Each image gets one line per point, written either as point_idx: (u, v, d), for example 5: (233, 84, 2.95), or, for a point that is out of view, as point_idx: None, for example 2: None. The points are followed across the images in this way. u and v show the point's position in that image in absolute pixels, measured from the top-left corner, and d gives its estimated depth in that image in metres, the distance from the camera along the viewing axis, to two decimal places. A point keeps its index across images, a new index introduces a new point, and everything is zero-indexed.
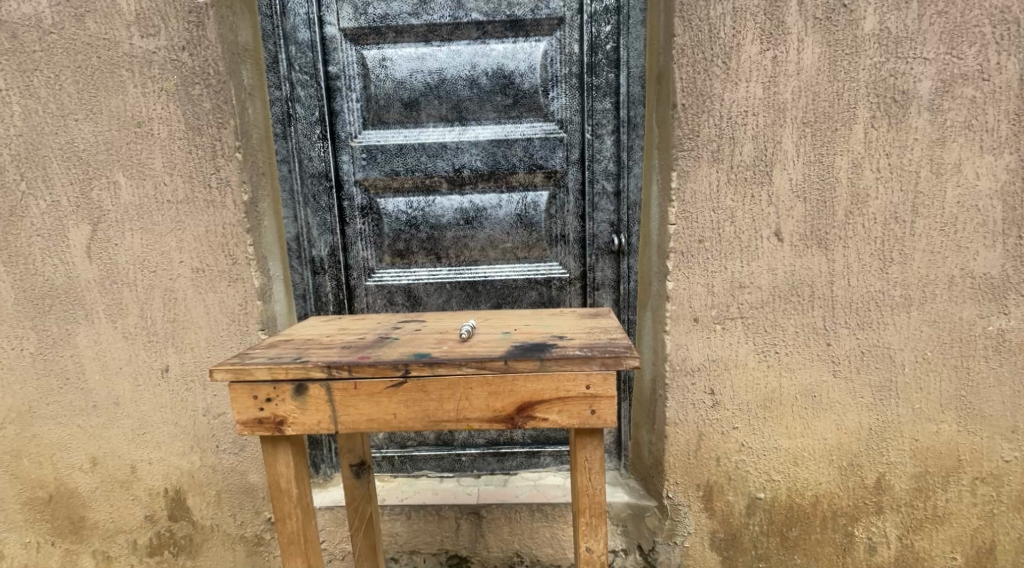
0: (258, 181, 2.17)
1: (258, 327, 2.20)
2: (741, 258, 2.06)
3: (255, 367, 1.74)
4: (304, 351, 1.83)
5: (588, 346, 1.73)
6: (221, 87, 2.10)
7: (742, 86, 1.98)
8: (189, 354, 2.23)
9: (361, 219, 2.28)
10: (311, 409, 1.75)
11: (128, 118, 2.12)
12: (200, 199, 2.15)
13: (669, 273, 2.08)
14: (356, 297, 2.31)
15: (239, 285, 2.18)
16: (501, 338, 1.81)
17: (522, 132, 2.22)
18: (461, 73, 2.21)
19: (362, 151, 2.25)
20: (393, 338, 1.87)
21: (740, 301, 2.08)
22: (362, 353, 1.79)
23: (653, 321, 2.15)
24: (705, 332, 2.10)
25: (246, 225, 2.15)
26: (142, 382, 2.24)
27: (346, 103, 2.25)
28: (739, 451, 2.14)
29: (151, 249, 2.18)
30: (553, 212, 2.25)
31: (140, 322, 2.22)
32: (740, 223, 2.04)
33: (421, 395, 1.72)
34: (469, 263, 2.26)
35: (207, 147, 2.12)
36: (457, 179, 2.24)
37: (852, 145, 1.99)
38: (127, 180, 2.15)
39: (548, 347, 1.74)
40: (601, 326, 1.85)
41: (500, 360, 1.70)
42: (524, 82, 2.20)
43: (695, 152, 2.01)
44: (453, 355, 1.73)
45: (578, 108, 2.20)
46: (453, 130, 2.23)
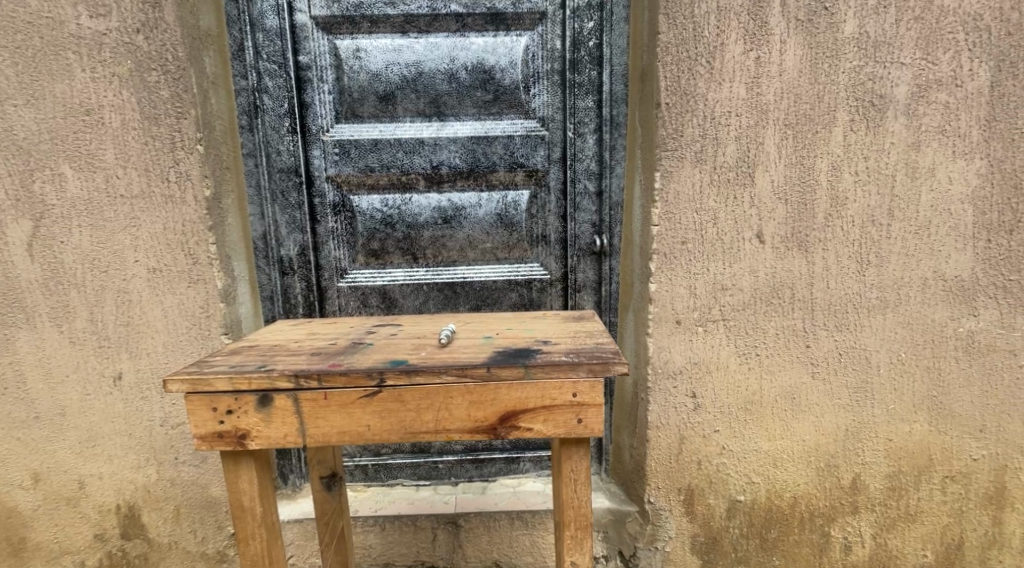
0: (222, 176, 2.04)
1: (221, 331, 2.06)
2: (723, 259, 2.04)
3: (214, 377, 1.56)
4: (269, 358, 1.64)
5: (575, 351, 1.58)
6: (181, 74, 1.96)
7: (726, 86, 1.96)
8: (144, 360, 2.08)
9: (333, 217, 2.17)
10: (276, 421, 1.56)
11: (76, 105, 1.96)
12: (157, 194, 2.00)
13: (651, 275, 2.05)
14: (327, 299, 2.20)
15: (200, 286, 2.05)
16: (483, 342, 1.67)
17: (502, 129, 2.15)
18: (439, 66, 2.13)
19: (334, 146, 2.15)
20: (367, 344, 1.71)
21: (722, 303, 2.06)
22: (340, 355, 1.64)
23: (636, 323, 2.12)
24: (688, 334, 2.07)
25: (208, 222, 2.02)
26: (93, 391, 2.08)
27: (317, 95, 2.13)
28: (720, 453, 2.13)
29: (102, 247, 2.02)
30: (534, 212, 2.19)
31: (89, 326, 2.05)
32: (722, 225, 2.03)
33: (398, 405, 1.56)
34: (447, 264, 2.19)
35: (165, 137, 1.98)
36: (435, 177, 2.16)
37: (832, 147, 1.98)
38: (74, 172, 1.98)
39: (534, 352, 1.59)
40: (589, 329, 1.72)
41: (482, 366, 1.53)
42: (505, 77, 2.14)
43: (679, 152, 1.99)
44: (433, 361, 1.57)
45: (561, 105, 2.14)
46: (430, 125, 2.15)
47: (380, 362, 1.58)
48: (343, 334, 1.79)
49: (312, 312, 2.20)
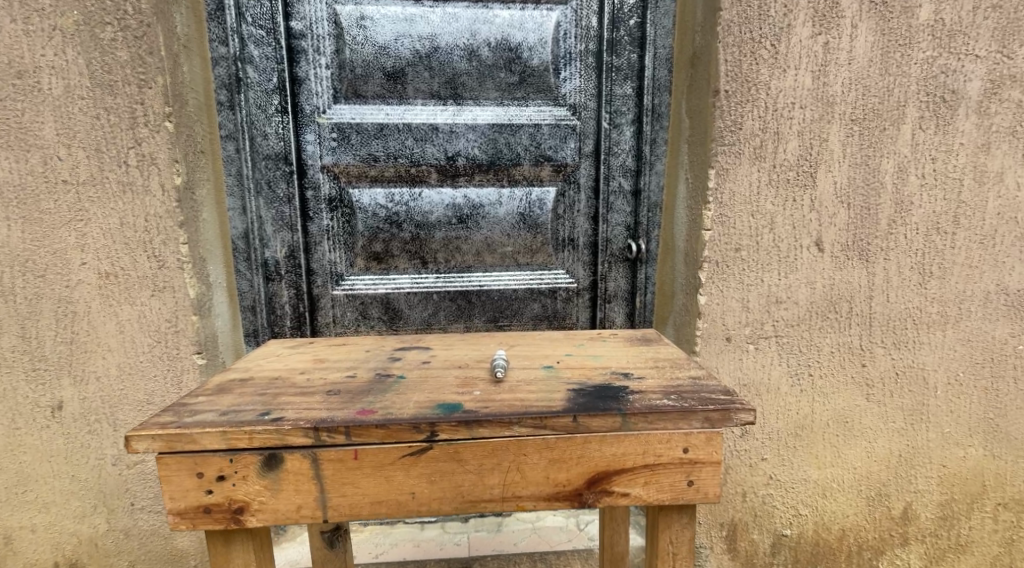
0: (195, 161, 1.68)
1: (195, 351, 1.69)
2: (779, 269, 1.83)
3: (201, 432, 1.18)
4: (271, 400, 1.26)
5: (677, 392, 1.34)
6: (144, 32, 1.58)
7: (790, 75, 1.76)
8: (92, 387, 1.67)
9: (328, 214, 1.84)
10: (286, 491, 1.21)
11: (5, 65, 1.56)
12: (111, 181, 1.61)
13: (701, 287, 1.81)
14: (320, 310, 1.86)
15: (165, 296, 1.66)
16: (549, 376, 1.41)
17: (528, 117, 1.87)
18: (458, 40, 1.82)
19: (331, 129, 1.81)
20: (398, 377, 1.38)
21: (776, 317, 1.85)
22: (360, 399, 1.28)
23: (679, 338, 1.88)
24: (737, 353, 1.85)
25: (179, 216, 1.64)
26: (25, 422, 1.65)
27: (312, 69, 1.79)
28: (767, 484, 1.91)
29: (40, 245, 1.61)
30: (561, 212, 1.91)
31: (19, 344, 1.63)
32: (779, 230, 1.82)
33: (453, 466, 1.25)
34: (461, 271, 1.89)
35: (122, 110, 1.60)
36: (450, 169, 1.86)
37: (899, 147, 1.82)
38: (4, 153, 1.58)
39: (623, 394, 1.33)
40: (668, 362, 1.49)
41: (567, 415, 1.26)
42: (533, 57, 1.86)
43: (736, 147, 1.77)
44: (498, 407, 1.27)
45: (595, 92, 1.89)
46: (446, 110, 1.84)
47: (427, 407, 1.26)
48: (359, 361, 1.45)
49: (302, 326, 1.85)
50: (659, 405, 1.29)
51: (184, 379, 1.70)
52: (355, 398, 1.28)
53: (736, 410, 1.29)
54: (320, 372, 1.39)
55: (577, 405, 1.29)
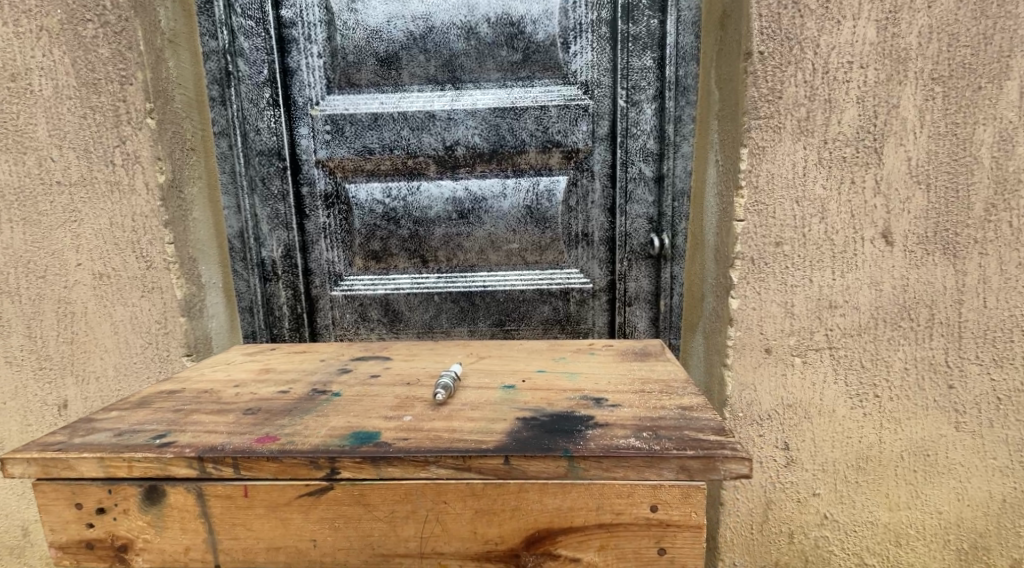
0: (184, 158, 1.58)
1: (184, 352, 1.58)
2: (834, 266, 1.46)
3: (78, 458, 1.05)
4: (179, 418, 1.12)
5: (655, 428, 1.07)
6: (124, 26, 1.48)
7: (846, 26, 1.41)
8: (93, 386, 1.59)
9: (325, 211, 1.77)
10: (171, 529, 1.05)
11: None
12: (99, 181, 1.52)
13: (732, 288, 1.47)
14: (318, 311, 1.81)
15: (155, 297, 1.56)
16: (501, 400, 1.15)
17: (534, 98, 1.68)
18: (454, 18, 1.67)
19: (324, 121, 1.74)
20: (331, 396, 1.18)
21: (829, 326, 1.48)
22: (271, 422, 1.10)
23: (707, 349, 1.57)
24: (779, 368, 1.49)
25: (164, 215, 1.53)
26: (36, 420, 1.60)
27: (304, 59, 1.72)
28: (821, 524, 1.53)
29: (39, 246, 1.54)
30: (573, 204, 1.72)
31: (27, 344, 1.57)
32: (832, 219, 1.45)
33: (358, 512, 1.04)
34: (463, 270, 1.76)
35: (107, 108, 1.50)
36: (449, 159, 1.72)
37: (1002, 110, 1.41)
38: (3, 154, 1.52)
39: (579, 429, 1.07)
40: (659, 388, 1.19)
41: (498, 456, 1.02)
42: (537, 31, 1.66)
43: (774, 120, 1.43)
44: (417, 440, 1.05)
45: (610, 65, 1.66)
46: (444, 95, 1.70)
47: (337, 437, 1.06)
48: (304, 373, 1.27)
49: (301, 327, 1.81)
50: (620, 448, 1.03)
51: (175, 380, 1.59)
52: (270, 420, 1.11)
53: (723, 460, 1.01)
54: (255, 385, 1.22)
55: (514, 443, 1.04)
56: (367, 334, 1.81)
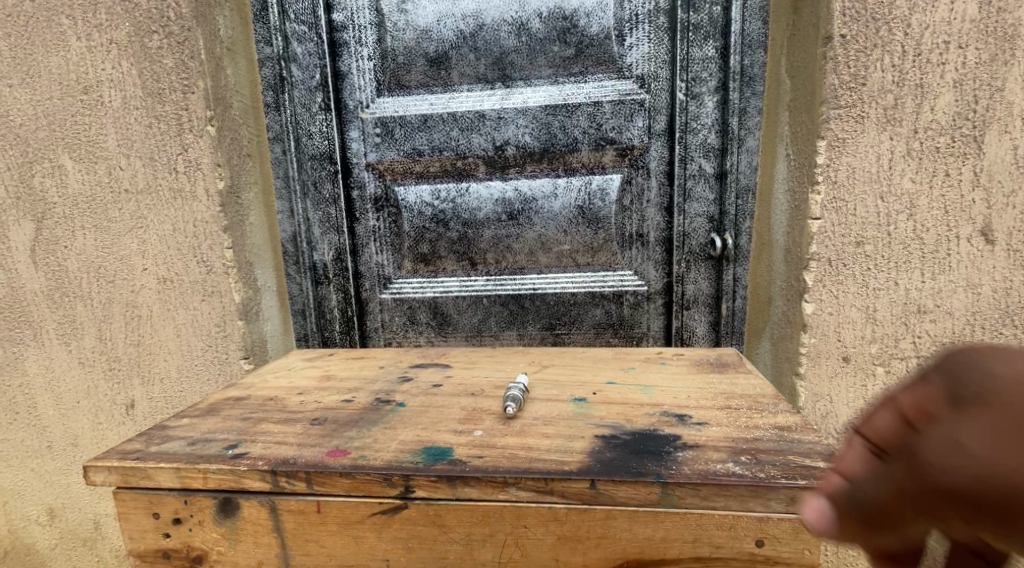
0: (241, 164, 1.59)
1: (241, 355, 1.58)
2: (924, 268, 1.36)
3: (156, 467, 1.01)
4: (249, 428, 1.08)
5: (753, 451, 0.99)
6: (186, 37, 1.48)
7: (943, 4, 1.30)
8: (158, 387, 1.61)
9: (374, 214, 1.77)
10: (245, 542, 1.01)
11: (72, 81, 1.51)
12: (163, 188, 1.53)
13: (806, 292, 1.39)
14: (368, 314, 1.81)
15: (216, 300, 1.57)
16: (574, 415, 1.09)
17: (587, 94, 1.65)
18: (505, 14, 1.64)
19: (375, 124, 1.73)
20: (395, 406, 1.13)
21: (917, 332, 1.38)
22: (340, 434, 1.05)
23: (776, 355, 1.51)
24: (860, 378, 1.40)
25: (224, 221, 1.54)
26: (106, 419, 1.63)
27: (354, 62, 1.72)
28: None
29: (109, 252, 1.56)
30: (627, 203, 1.69)
31: (98, 346, 1.60)
32: (922, 217, 1.35)
33: (434, 534, 0.99)
34: (513, 272, 1.74)
35: (170, 117, 1.51)
36: (499, 160, 1.70)
37: None
38: (75, 164, 1.54)
39: (668, 451, 0.99)
40: (746, 404, 1.11)
41: (584, 478, 0.95)
42: (591, 24, 1.63)
43: (857, 110, 1.35)
44: (494, 458, 0.99)
45: (668, 58, 1.62)
46: (494, 94, 1.68)
47: (409, 452, 1.01)
48: (366, 381, 1.22)
49: (351, 330, 1.81)
50: (720, 474, 0.95)
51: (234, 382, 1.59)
52: (337, 432, 1.06)
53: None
54: (319, 393, 1.18)
55: (598, 465, 0.97)
56: (416, 337, 1.81)
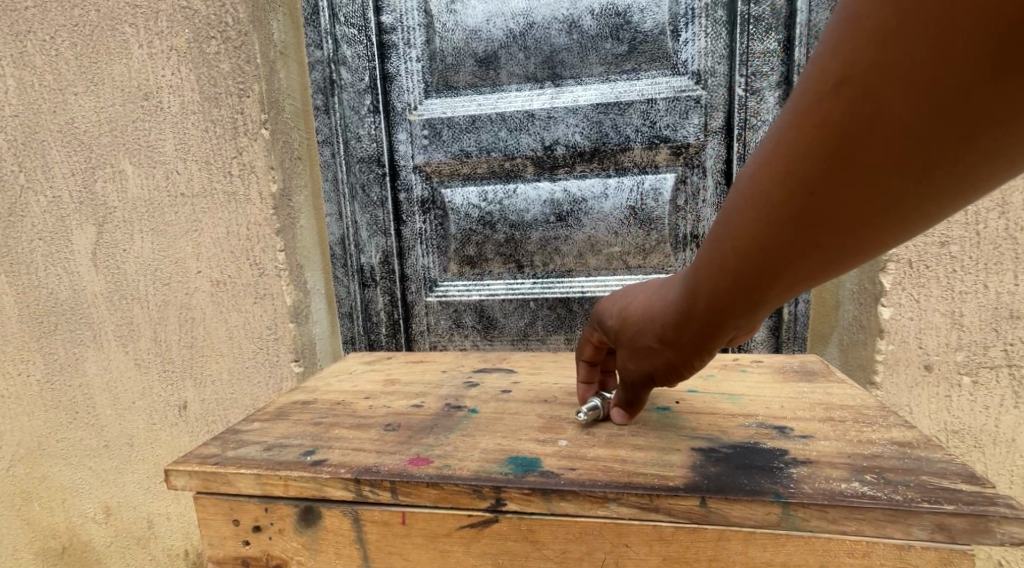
0: (292, 168, 1.59)
1: (292, 359, 1.58)
2: (1017, 269, 1.29)
3: (236, 474, 0.98)
4: (321, 433, 1.05)
5: (877, 469, 0.91)
6: (242, 42, 1.48)
7: None
8: (210, 389, 1.61)
9: (421, 216, 1.76)
10: (325, 553, 0.98)
11: (133, 87, 1.52)
12: (218, 191, 1.53)
13: (883, 296, 1.34)
14: (413, 317, 1.80)
15: (266, 304, 1.56)
16: (663, 425, 1.03)
17: (640, 92, 1.62)
18: (556, 12, 1.62)
19: (422, 126, 1.72)
20: (468, 413, 1.09)
21: (1010, 339, 1.30)
22: (418, 441, 1.01)
23: (847, 360, 1.46)
24: (946, 388, 1.34)
25: (276, 224, 1.54)
26: (160, 419, 1.64)
27: (403, 63, 1.70)
28: None
29: (165, 255, 1.57)
30: (680, 203, 1.65)
31: (155, 347, 1.61)
32: (1016, 215, 1.28)
33: (526, 549, 0.93)
34: (560, 275, 1.72)
35: (226, 121, 1.51)
36: (547, 160, 1.68)
37: None
38: (135, 169, 1.55)
39: (781, 467, 0.92)
40: (851, 417, 1.04)
41: (693, 496, 0.88)
42: (645, 20, 1.59)
43: None
44: (591, 471, 0.93)
45: (725, 52, 1.58)
46: (544, 93, 1.66)
47: (495, 463, 0.95)
48: (431, 387, 1.19)
49: (397, 333, 1.81)
50: (848, 496, 0.87)
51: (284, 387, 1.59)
52: (413, 439, 1.02)
53: (998, 521, 0.83)
54: (385, 398, 1.15)
55: (707, 481, 0.90)
56: (461, 341, 1.79)
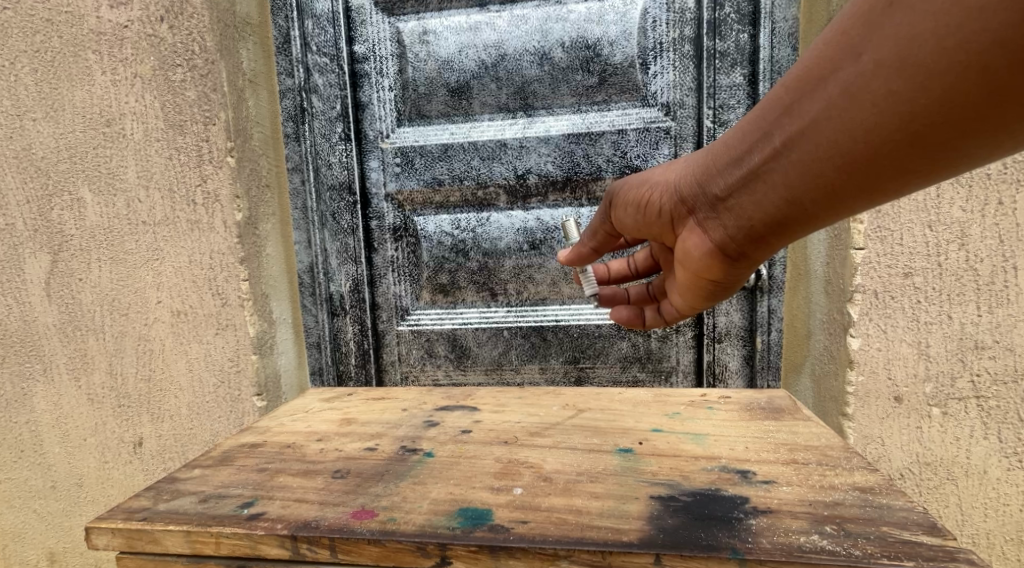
0: (260, 195, 1.55)
1: (255, 392, 1.53)
2: (980, 300, 1.28)
3: (164, 530, 0.93)
4: (265, 481, 1.01)
5: (838, 520, 0.89)
6: (210, 69, 1.45)
7: None
8: (168, 425, 1.56)
9: (393, 244, 1.73)
10: None
11: (95, 114, 1.48)
12: (181, 220, 1.49)
13: (851, 326, 1.33)
14: (385, 347, 1.76)
15: (230, 334, 1.52)
16: (625, 467, 1.00)
17: (611, 122, 1.61)
18: (528, 44, 1.61)
19: (395, 154, 1.70)
20: (423, 457, 1.05)
21: (976, 370, 1.29)
22: (365, 491, 0.97)
23: (819, 389, 1.44)
24: (916, 419, 1.32)
25: (240, 253, 1.50)
26: (112, 457, 1.58)
27: (376, 92, 1.68)
28: None
29: (124, 284, 1.52)
30: None
31: (108, 382, 1.55)
32: (975, 247, 1.27)
33: None
34: (534, 304, 1.69)
35: (191, 149, 1.47)
36: (520, 189, 1.66)
37: None
38: (93, 197, 1.50)
39: (738, 518, 0.90)
40: (814, 459, 1.01)
41: (647, 553, 0.85)
42: (614, 52, 1.59)
43: None
44: (541, 525, 0.89)
45: (694, 85, 1.58)
46: (515, 123, 1.65)
47: (443, 515, 0.92)
48: (389, 427, 1.15)
49: (367, 364, 1.76)
50: (807, 552, 0.85)
51: (246, 422, 1.55)
52: (362, 486, 0.98)
53: None
54: (341, 439, 1.11)
55: (661, 535, 0.88)
56: (433, 371, 1.75)
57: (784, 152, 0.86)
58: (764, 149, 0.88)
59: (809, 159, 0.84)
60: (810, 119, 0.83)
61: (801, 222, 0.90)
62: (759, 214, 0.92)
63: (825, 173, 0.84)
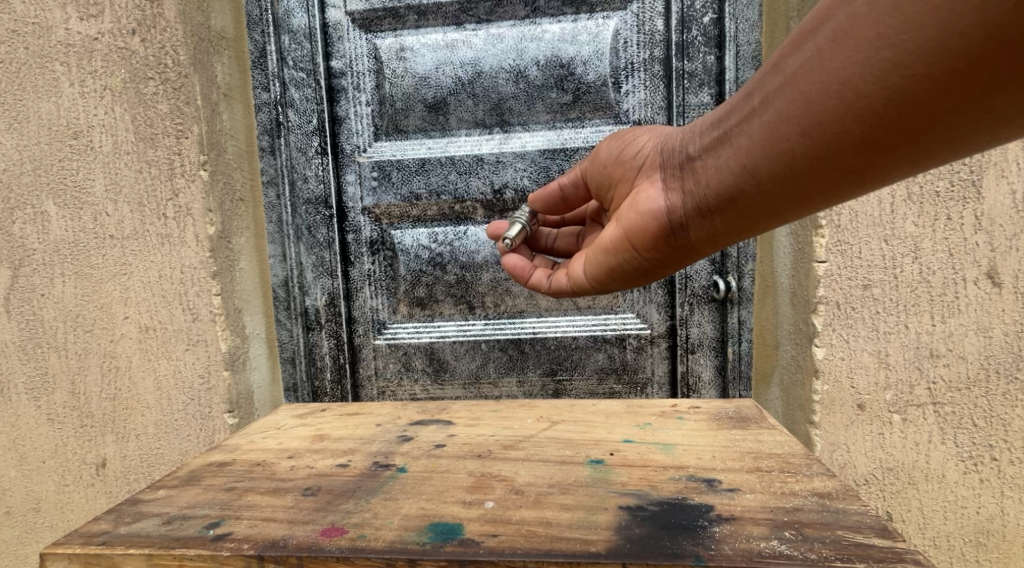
0: (234, 209, 1.55)
1: (225, 409, 1.51)
2: (934, 310, 1.31)
3: (124, 554, 0.92)
4: (233, 500, 1.00)
5: (797, 525, 0.91)
6: (182, 83, 1.44)
7: None
8: (133, 444, 1.54)
9: (370, 257, 1.72)
10: None
11: (61, 126, 1.46)
12: (151, 234, 1.48)
13: (816, 336, 1.35)
14: (361, 361, 1.75)
15: (200, 350, 1.50)
16: (594, 477, 1.01)
17: (585, 139, 1.63)
18: (503, 62, 1.62)
19: (372, 168, 1.70)
20: (394, 472, 1.05)
21: (932, 378, 1.32)
22: (335, 508, 0.96)
23: (787, 398, 1.46)
24: (877, 426, 1.35)
25: (212, 267, 1.48)
26: (73, 479, 1.55)
27: (352, 107, 1.69)
28: None
29: (89, 300, 1.50)
30: None
31: (70, 401, 1.53)
32: (928, 259, 1.30)
33: None
34: (511, 316, 1.70)
35: (163, 162, 1.46)
36: (497, 204, 1.67)
37: None
38: (58, 211, 1.48)
39: (701, 526, 0.91)
40: (777, 466, 1.03)
41: (614, 562, 0.86)
42: (588, 71, 1.61)
43: None
44: (508, 538, 0.89)
45: (664, 103, 1.61)
46: (492, 138, 1.66)
47: (413, 531, 0.92)
48: (362, 442, 1.15)
49: (343, 379, 1.75)
50: (765, 557, 0.86)
51: (216, 439, 1.53)
52: (333, 503, 0.98)
53: None
54: (313, 456, 1.10)
55: (627, 545, 0.88)
56: (410, 385, 1.75)
57: (759, 110, 0.88)
58: (744, 110, 0.90)
59: (779, 117, 0.85)
60: (791, 72, 0.84)
61: (757, 195, 0.91)
62: (717, 178, 0.93)
63: (790, 133, 0.85)
